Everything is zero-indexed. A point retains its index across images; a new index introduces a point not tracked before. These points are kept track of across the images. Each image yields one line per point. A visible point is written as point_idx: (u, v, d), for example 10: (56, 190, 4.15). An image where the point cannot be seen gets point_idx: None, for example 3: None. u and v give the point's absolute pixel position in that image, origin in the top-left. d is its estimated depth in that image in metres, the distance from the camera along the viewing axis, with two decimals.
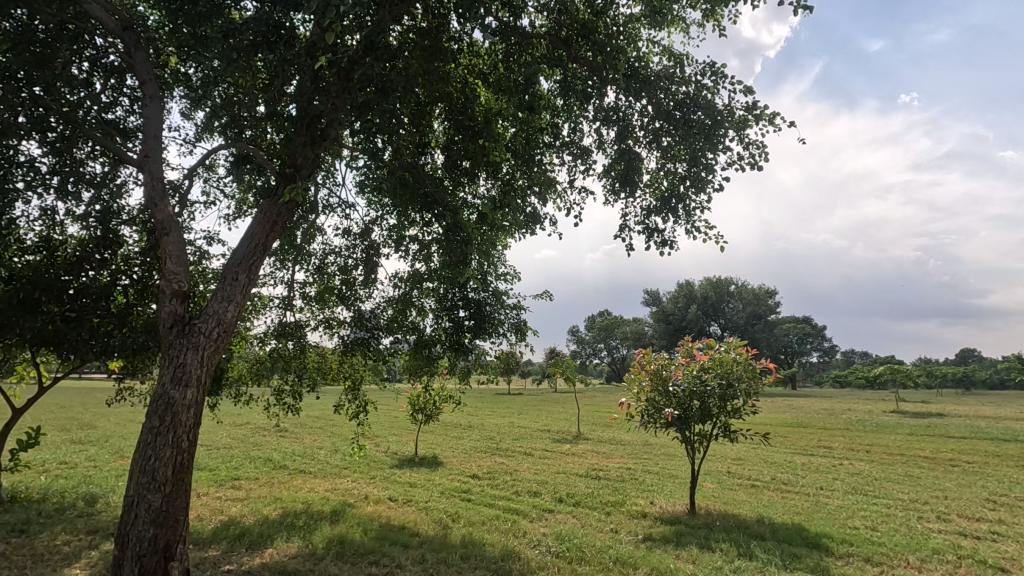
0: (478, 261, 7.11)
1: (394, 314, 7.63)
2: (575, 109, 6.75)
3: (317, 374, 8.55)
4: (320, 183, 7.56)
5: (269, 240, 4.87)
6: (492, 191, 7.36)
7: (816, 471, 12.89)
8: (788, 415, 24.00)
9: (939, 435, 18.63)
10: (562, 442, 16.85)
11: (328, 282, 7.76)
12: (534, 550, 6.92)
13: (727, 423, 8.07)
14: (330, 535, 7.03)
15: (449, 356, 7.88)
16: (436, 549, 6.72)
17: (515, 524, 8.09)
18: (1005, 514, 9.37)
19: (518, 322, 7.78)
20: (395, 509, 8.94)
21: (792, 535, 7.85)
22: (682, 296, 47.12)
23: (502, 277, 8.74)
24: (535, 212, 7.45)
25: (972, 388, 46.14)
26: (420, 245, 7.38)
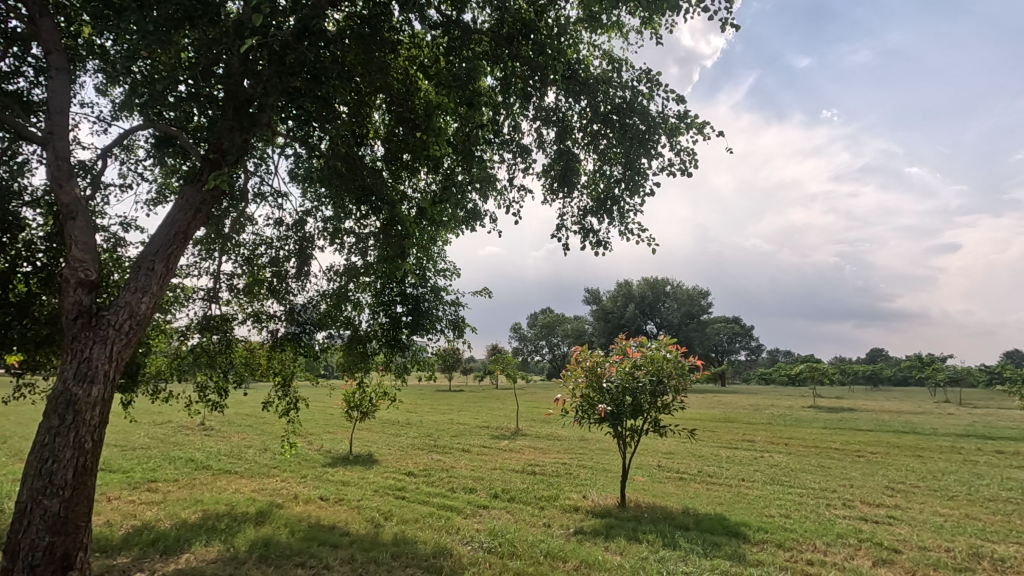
0: (417, 257, 7.01)
1: (329, 309, 7.39)
2: (515, 107, 6.78)
3: (245, 370, 8.19)
4: (251, 170, 7.24)
5: (190, 230, 4.59)
6: (433, 186, 7.28)
7: (739, 463, 13.62)
8: (717, 411, 25.16)
9: (850, 429, 20.03)
10: (500, 438, 16.95)
11: (258, 274, 7.40)
12: (467, 547, 6.91)
13: (657, 418, 8.38)
14: (254, 538, 6.75)
15: (385, 352, 7.73)
16: (367, 548, 6.59)
17: (449, 521, 8.07)
18: (901, 499, 10.25)
19: (456, 319, 7.76)
20: (326, 509, 8.70)
21: (715, 524, 8.24)
22: (621, 296, 48.65)
23: (442, 273, 8.70)
24: (475, 209, 7.45)
25: (880, 385, 49.97)
26: (357, 238, 7.21)
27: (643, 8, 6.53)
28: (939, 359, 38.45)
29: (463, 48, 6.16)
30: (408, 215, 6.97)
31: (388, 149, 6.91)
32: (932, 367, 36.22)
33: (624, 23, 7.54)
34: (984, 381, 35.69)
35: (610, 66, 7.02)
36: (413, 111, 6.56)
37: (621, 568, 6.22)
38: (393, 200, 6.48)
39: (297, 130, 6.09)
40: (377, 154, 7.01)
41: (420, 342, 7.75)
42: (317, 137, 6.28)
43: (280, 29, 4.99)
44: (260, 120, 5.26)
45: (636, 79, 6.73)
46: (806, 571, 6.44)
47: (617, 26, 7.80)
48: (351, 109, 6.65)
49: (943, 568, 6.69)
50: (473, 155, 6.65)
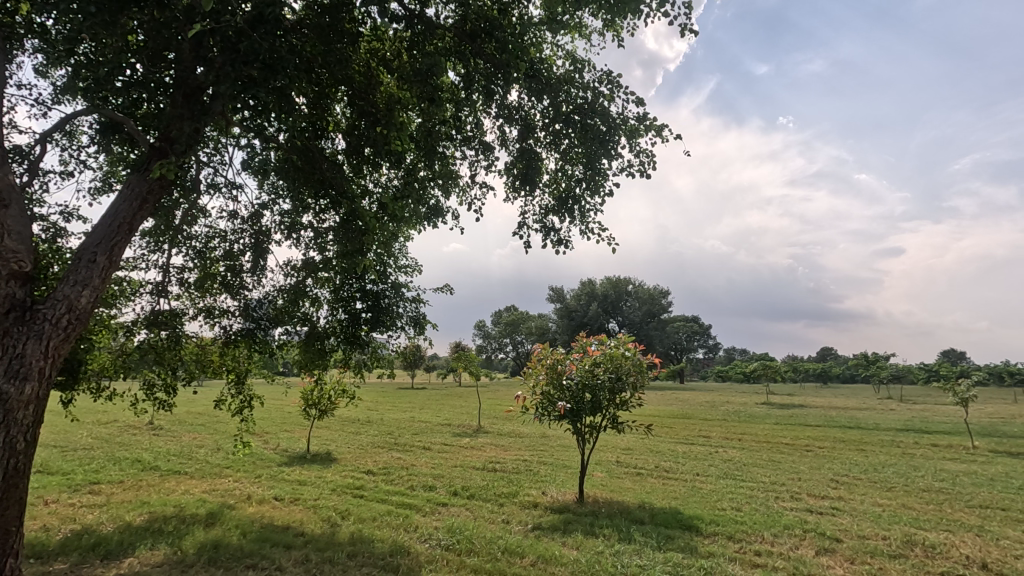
0: (377, 253, 6.90)
1: (286, 305, 7.20)
2: (478, 104, 6.78)
3: (195, 367, 7.88)
4: (205, 160, 6.99)
5: (135, 221, 4.39)
6: (394, 181, 7.17)
7: (694, 458, 14.01)
8: (675, 407, 25.76)
9: (799, 424, 20.86)
10: (462, 436, 16.92)
11: (210, 268, 7.13)
12: (424, 545, 6.87)
13: (615, 415, 8.52)
14: (203, 540, 6.54)
15: (343, 349, 7.58)
16: (321, 548, 6.48)
17: (407, 519, 8.01)
18: (843, 491, 10.76)
19: (416, 315, 7.70)
20: (281, 509, 8.51)
21: (669, 518, 8.45)
22: (584, 294, 49.23)
23: (403, 270, 8.63)
24: (437, 205, 7.41)
25: (829, 382, 52.17)
26: (315, 234, 7.05)
27: (605, 11, 6.63)
28: (883, 357, 40.41)
29: (426, 43, 6.07)
30: (369, 210, 6.83)
31: (349, 143, 6.77)
32: (876, 365, 38.05)
33: (586, 25, 7.63)
34: (923, 379, 37.72)
35: (572, 67, 7.10)
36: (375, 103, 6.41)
37: (577, 562, 6.30)
38: (354, 195, 6.35)
39: (252, 120, 5.87)
40: (338, 147, 6.84)
41: (380, 339, 7.65)
42: (274, 128, 6.10)
43: (233, 17, 4.78)
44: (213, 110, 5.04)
45: (597, 81, 6.82)
46: (753, 561, 6.68)
47: (580, 28, 7.88)
48: (311, 100, 6.47)
49: (879, 555, 7.05)
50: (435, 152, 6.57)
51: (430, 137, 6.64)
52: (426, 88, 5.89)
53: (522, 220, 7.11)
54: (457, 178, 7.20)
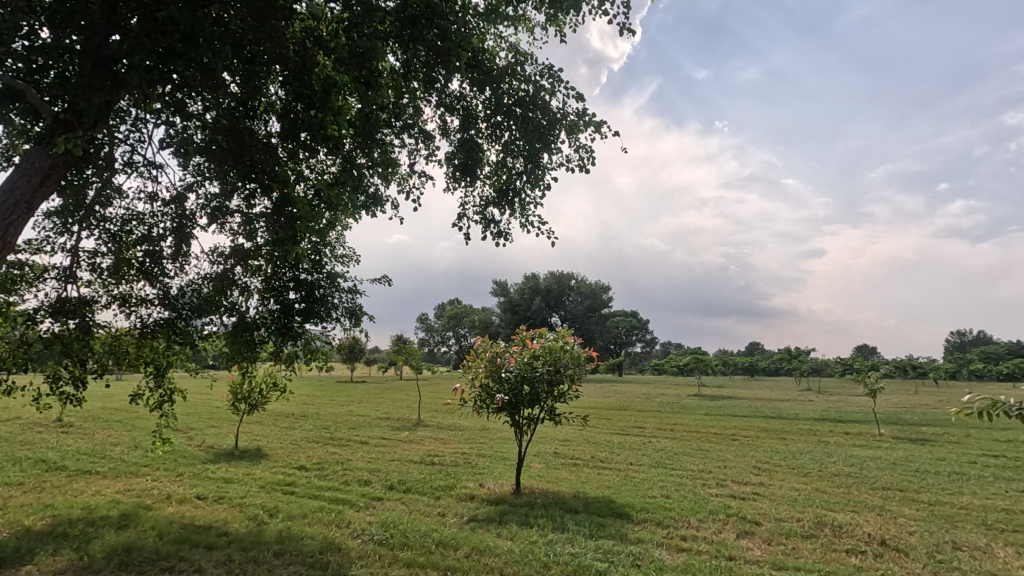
0: (312, 242, 6.47)
1: (211, 293, 6.61)
2: (419, 92, 6.59)
3: (109, 359, 7.26)
4: (121, 136, 6.41)
5: (35, 200, 3.98)
6: (332, 168, 6.75)
7: (628, 449, 14.41)
8: (612, 399, 26.40)
9: (727, 415, 21.93)
10: (400, 429, 16.66)
11: (125, 252, 6.18)
12: (356, 540, 6.68)
13: (553, 407, 8.61)
14: (113, 544, 6.08)
15: (274, 341, 7.04)
16: (245, 548, 6.18)
17: (340, 515, 7.77)
18: (764, 477, 11.37)
19: (352, 307, 7.47)
20: (204, 508, 8.05)
21: (602, 507, 8.64)
22: (528, 288, 49.62)
23: (340, 260, 8.31)
24: (376, 193, 7.19)
25: (756, 375, 55.13)
26: (243, 220, 6.52)
27: (549, 5, 6.61)
28: (804, 351, 43.11)
29: (364, 26, 5.63)
30: (303, 196, 6.34)
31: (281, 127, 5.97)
32: (798, 357, 40.48)
33: (529, 17, 7.60)
34: (838, 371, 40.51)
35: (515, 59, 7.04)
36: (310, 85, 5.64)
37: (511, 552, 6.31)
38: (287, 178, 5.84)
39: (176, 96, 5.18)
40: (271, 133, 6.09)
41: (314, 331, 7.21)
42: (199, 106, 5.58)
43: None
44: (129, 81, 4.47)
45: (539, 75, 6.80)
46: (679, 546, 6.92)
47: (523, 20, 7.85)
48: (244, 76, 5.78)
49: (794, 536, 7.48)
50: (374, 136, 6.40)
51: (369, 121, 6.27)
52: (362, 72, 5.48)
53: (463, 212, 6.99)
54: (396, 165, 7.03)
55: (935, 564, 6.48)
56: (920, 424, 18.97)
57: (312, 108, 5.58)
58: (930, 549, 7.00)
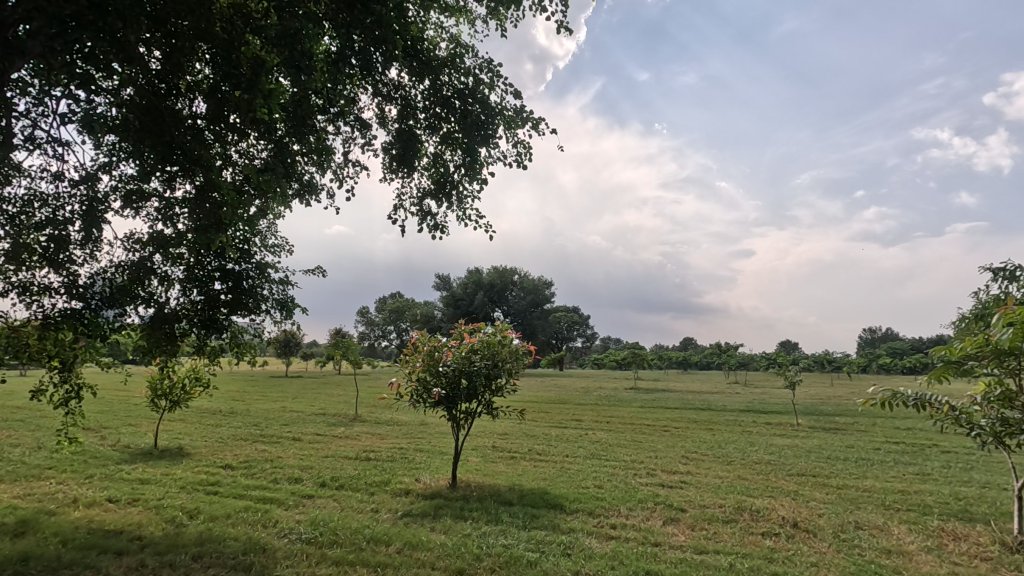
0: (241, 229, 6.02)
1: (125, 283, 5.42)
2: (357, 78, 6.33)
3: (7, 351, 6.63)
4: (22, 108, 5.76)
5: None
6: (264, 154, 6.20)
7: (564, 441, 14.67)
8: (552, 393, 26.77)
9: (660, 407, 22.82)
10: (336, 425, 16.23)
11: (23, 237, 5.16)
12: (283, 540, 6.42)
13: (490, 401, 8.59)
14: (8, 553, 5.56)
15: (199, 334, 6.10)
16: (160, 552, 5.82)
17: (266, 514, 7.47)
18: (692, 466, 11.88)
19: (284, 299, 7.17)
20: (115, 512, 7.52)
21: (536, 498, 8.74)
22: (471, 283, 49.49)
23: (271, 250, 7.98)
24: (309, 180, 6.90)
25: (689, 369, 57.55)
26: (164, 204, 5.85)
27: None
28: (733, 347, 45.41)
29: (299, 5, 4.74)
30: (230, 181, 5.76)
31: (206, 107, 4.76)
32: (726, 352, 42.67)
33: (471, 10, 7.55)
34: (763, 366, 42.98)
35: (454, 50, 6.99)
36: (239, 64, 4.44)
37: (443, 545, 6.28)
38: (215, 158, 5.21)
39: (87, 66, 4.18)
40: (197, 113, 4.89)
41: (242, 323, 6.55)
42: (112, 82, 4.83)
43: None
44: (29, 51, 3.66)
45: (479, 68, 6.78)
46: (608, 534, 7.11)
47: (464, 11, 7.78)
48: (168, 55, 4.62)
49: (715, 521, 7.86)
50: (308, 123, 5.90)
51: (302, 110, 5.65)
52: (292, 54, 4.53)
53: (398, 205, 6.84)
54: (331, 153, 6.78)
55: (839, 543, 6.98)
56: (833, 414, 20.42)
57: (239, 89, 4.40)
58: (835, 529, 7.53)
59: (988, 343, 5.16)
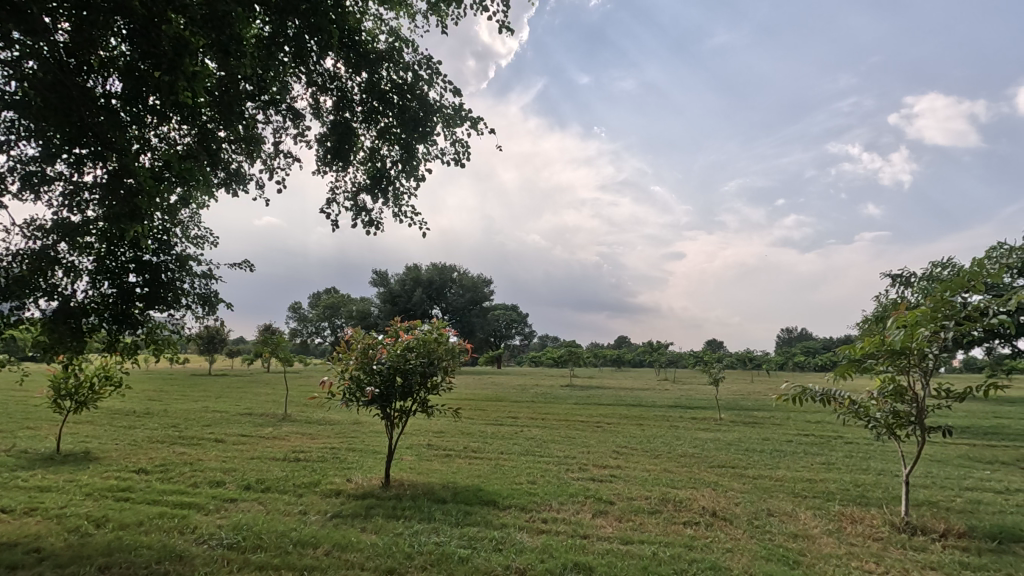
0: (160, 218, 5.67)
1: (23, 273, 4.93)
2: (291, 67, 6.09)
3: None
4: None
5: None
6: (187, 139, 5.85)
7: (500, 438, 14.79)
8: (489, 391, 26.91)
9: (594, 403, 23.44)
10: (263, 425, 15.58)
11: None
12: (202, 546, 6.12)
13: (426, 399, 8.53)
14: None
15: (110, 330, 5.65)
16: (61, 564, 5.41)
17: (184, 520, 7.10)
18: (621, 460, 12.31)
19: (206, 293, 6.83)
20: (9, 523, 6.90)
21: (470, 495, 8.78)
22: (409, 279, 48.78)
23: (193, 242, 7.58)
24: (237, 168, 6.61)
25: (622, 367, 59.37)
26: (71, 188, 5.39)
27: None
28: (664, 345, 47.27)
29: None
30: (147, 167, 5.39)
31: (122, 86, 4.42)
32: (657, 350, 44.38)
33: (411, 4, 7.47)
34: (691, 363, 44.96)
35: (393, 44, 6.88)
36: (159, 43, 4.12)
37: (374, 546, 6.19)
38: (132, 141, 4.86)
39: None
40: (112, 92, 4.54)
41: (160, 319, 6.19)
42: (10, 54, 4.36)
43: None
44: None
45: (418, 64, 6.74)
46: (539, 528, 7.28)
47: (405, 5, 7.69)
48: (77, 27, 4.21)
49: (641, 512, 8.21)
50: (236, 110, 5.60)
51: (229, 96, 5.38)
52: (219, 37, 4.30)
53: (331, 196, 6.93)
54: (261, 141, 6.52)
55: (752, 529, 7.47)
56: (752, 409, 21.74)
57: (158, 69, 4.09)
58: (749, 516, 8.06)
59: (883, 343, 5.69)
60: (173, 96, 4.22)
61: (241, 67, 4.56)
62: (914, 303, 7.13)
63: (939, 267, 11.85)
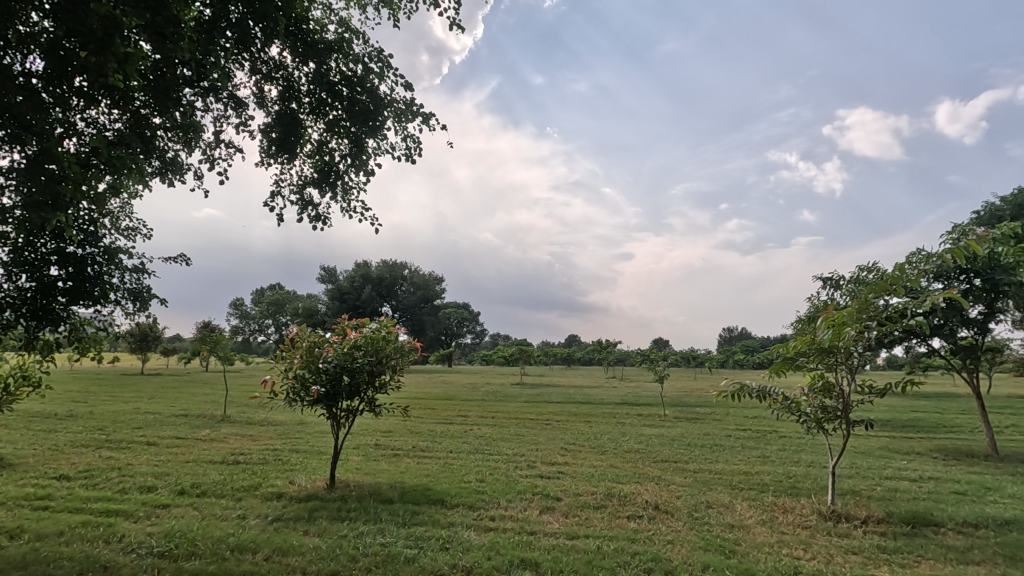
0: (86, 208, 5.31)
1: None
2: (233, 52, 5.83)
3: None
4: None
5: None
6: (118, 125, 5.50)
7: (449, 437, 14.70)
8: (439, 389, 26.75)
9: (544, 401, 23.68)
10: (201, 427, 14.90)
11: None
12: (130, 555, 5.78)
13: (374, 398, 8.38)
14: None
15: (27, 327, 5.24)
16: None
17: (110, 528, 6.69)
18: (569, 457, 12.50)
19: (138, 288, 6.46)
20: None
21: (418, 495, 8.70)
22: (359, 276, 47.77)
23: (124, 233, 7.15)
24: (173, 157, 6.27)
25: (572, 365, 60.26)
26: None
27: None
28: (612, 344, 48.29)
29: None
30: (73, 153, 5.02)
31: (43, 64, 4.09)
32: (606, 348, 45.27)
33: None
34: (638, 362, 46.07)
35: (343, 34, 6.71)
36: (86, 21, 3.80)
37: (317, 549, 6.03)
38: (54, 124, 4.52)
39: None
40: (32, 71, 4.18)
41: (85, 315, 5.80)
42: None
43: None
44: None
45: (369, 57, 6.61)
46: (487, 525, 7.29)
47: None
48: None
49: (587, 508, 8.36)
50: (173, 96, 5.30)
51: (166, 80, 5.10)
52: (155, 19, 4.02)
53: (277, 188, 6.62)
54: (201, 130, 6.21)
55: (692, 521, 7.75)
56: (695, 405, 22.57)
57: (85, 49, 3.74)
58: (690, 509, 8.37)
59: (813, 343, 6.04)
60: (102, 78, 3.89)
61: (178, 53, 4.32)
62: (841, 304, 7.60)
63: (865, 271, 12.65)
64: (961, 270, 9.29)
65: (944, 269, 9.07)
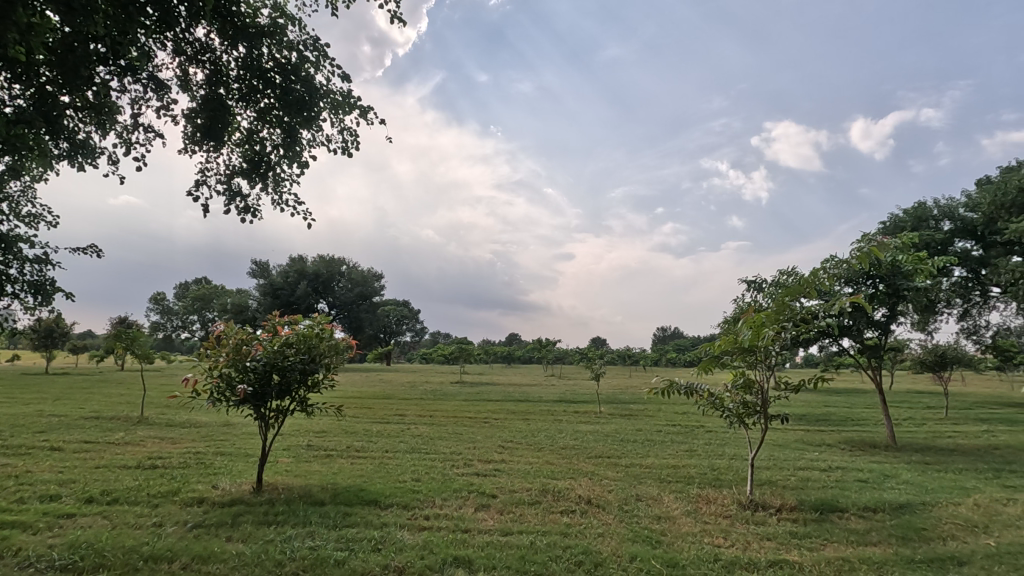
0: None
1: None
2: (154, 31, 5.47)
3: None
4: None
5: None
6: (20, 102, 5.03)
7: (385, 437, 14.45)
8: (377, 388, 26.24)
9: (483, 399, 23.72)
10: (114, 430, 13.89)
11: None
12: (26, 570, 5.31)
13: (305, 397, 8.10)
14: None
15: None
16: None
17: (4, 542, 6.12)
18: (506, 454, 12.59)
19: (39, 281, 5.95)
20: None
21: (351, 496, 8.50)
22: (293, 271, 46.02)
23: (23, 220, 6.56)
24: (84, 139, 5.81)
25: (512, 364, 60.63)
26: None
27: None
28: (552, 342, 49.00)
29: None
30: None
31: None
32: (546, 347, 45.88)
33: None
34: (576, 360, 47.02)
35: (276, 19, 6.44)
36: None
37: (240, 555, 5.78)
38: None
39: None
40: None
41: None
42: None
43: None
44: None
45: (304, 44, 6.37)
46: (421, 525, 7.23)
47: None
48: None
49: (521, 504, 8.47)
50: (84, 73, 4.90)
51: (76, 56, 4.70)
52: None
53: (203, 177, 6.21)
54: (116, 111, 5.79)
55: (622, 514, 8.02)
56: (629, 401, 23.32)
57: None
58: (620, 502, 8.65)
59: (736, 342, 6.39)
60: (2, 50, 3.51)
61: (93, 28, 4.00)
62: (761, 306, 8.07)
63: (784, 274, 13.50)
64: (867, 275, 10.09)
65: (852, 275, 9.83)
